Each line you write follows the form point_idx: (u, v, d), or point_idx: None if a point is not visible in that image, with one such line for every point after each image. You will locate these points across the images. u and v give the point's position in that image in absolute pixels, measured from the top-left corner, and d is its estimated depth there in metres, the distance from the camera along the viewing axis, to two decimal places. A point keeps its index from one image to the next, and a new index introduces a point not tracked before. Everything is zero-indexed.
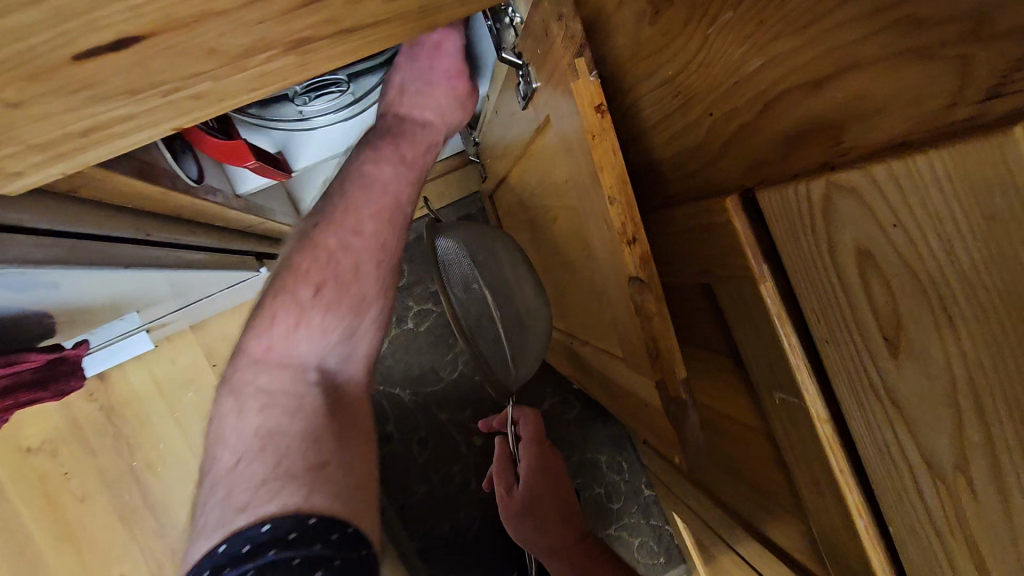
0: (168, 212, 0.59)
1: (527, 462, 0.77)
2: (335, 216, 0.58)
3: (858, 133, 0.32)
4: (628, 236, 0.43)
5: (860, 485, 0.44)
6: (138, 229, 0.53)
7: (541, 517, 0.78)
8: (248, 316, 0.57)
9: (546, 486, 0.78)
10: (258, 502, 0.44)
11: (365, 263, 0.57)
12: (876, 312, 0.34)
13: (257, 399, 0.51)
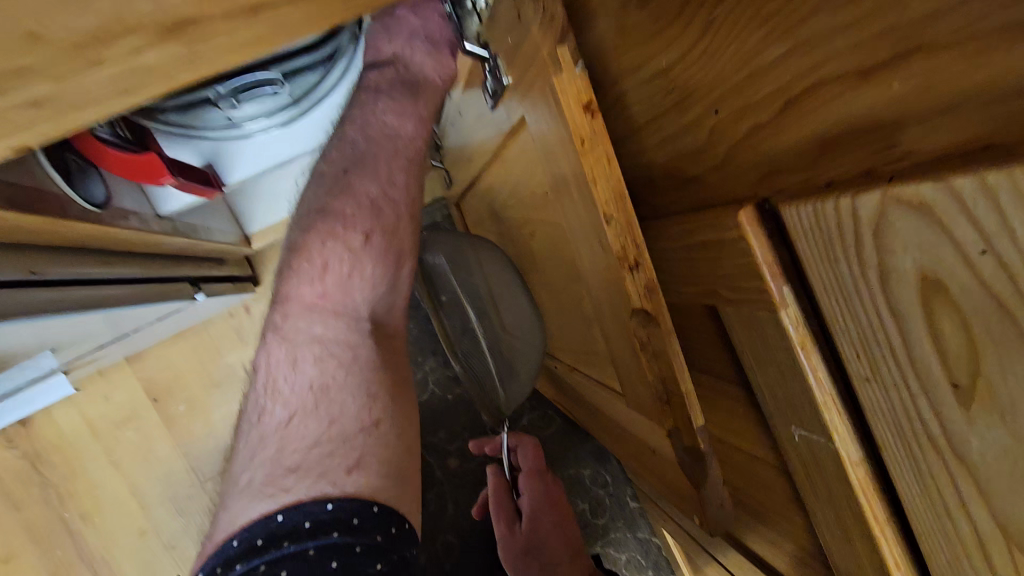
0: (65, 245, 0.48)
1: (529, 496, 0.70)
2: (370, 162, 0.54)
3: (921, 136, 0.25)
4: (630, 260, 0.36)
5: (903, 539, 0.38)
6: (25, 269, 0.43)
7: (548, 557, 0.70)
8: (283, 260, 0.52)
9: (550, 522, 0.71)
10: (316, 467, 0.42)
11: (406, 213, 0.55)
12: (943, 353, 0.27)
13: (311, 349, 0.48)
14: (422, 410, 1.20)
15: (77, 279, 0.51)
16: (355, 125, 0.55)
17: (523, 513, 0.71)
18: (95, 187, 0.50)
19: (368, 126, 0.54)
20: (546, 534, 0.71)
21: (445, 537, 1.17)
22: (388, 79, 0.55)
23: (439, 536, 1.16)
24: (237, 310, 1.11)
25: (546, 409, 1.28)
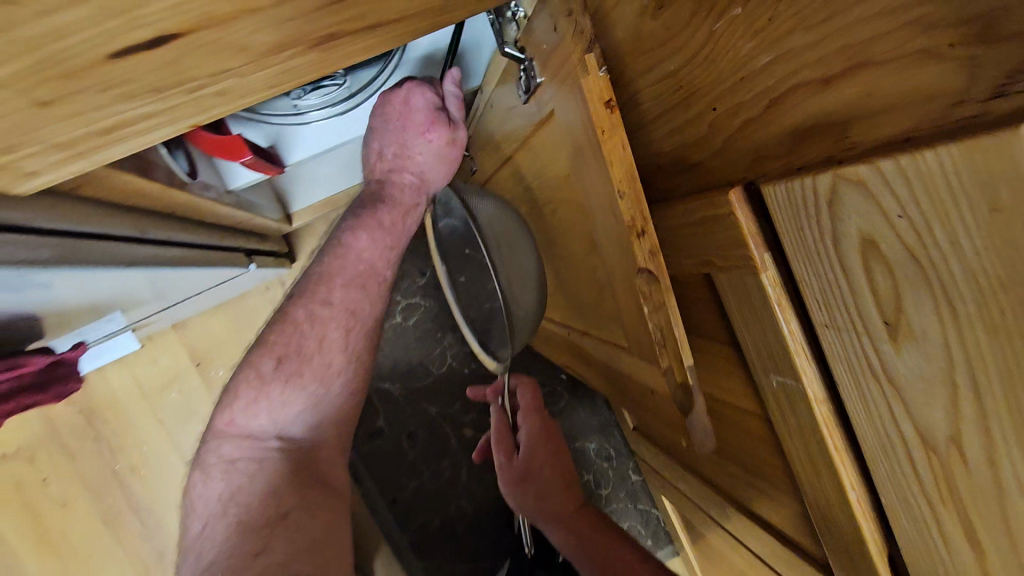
0: (163, 210, 0.58)
1: (528, 429, 0.76)
2: (305, 297, 0.71)
3: (864, 130, 0.33)
4: (638, 228, 0.44)
5: (853, 461, 0.47)
6: (136, 226, 0.53)
7: (542, 484, 0.77)
8: (219, 401, 0.69)
9: (547, 456, 0.76)
10: (221, 560, 0.53)
11: (325, 337, 0.69)
12: (878, 297, 0.35)
13: (221, 468, 0.62)
14: (440, 381, 1.29)
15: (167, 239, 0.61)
16: (328, 251, 0.74)
17: (522, 446, 0.76)
18: (182, 159, 0.59)
19: (323, 261, 0.73)
20: (543, 466, 0.76)
21: (458, 501, 1.27)
22: (369, 197, 0.75)
23: (453, 500, 1.27)
24: (274, 284, 1.20)
25: (556, 385, 1.34)
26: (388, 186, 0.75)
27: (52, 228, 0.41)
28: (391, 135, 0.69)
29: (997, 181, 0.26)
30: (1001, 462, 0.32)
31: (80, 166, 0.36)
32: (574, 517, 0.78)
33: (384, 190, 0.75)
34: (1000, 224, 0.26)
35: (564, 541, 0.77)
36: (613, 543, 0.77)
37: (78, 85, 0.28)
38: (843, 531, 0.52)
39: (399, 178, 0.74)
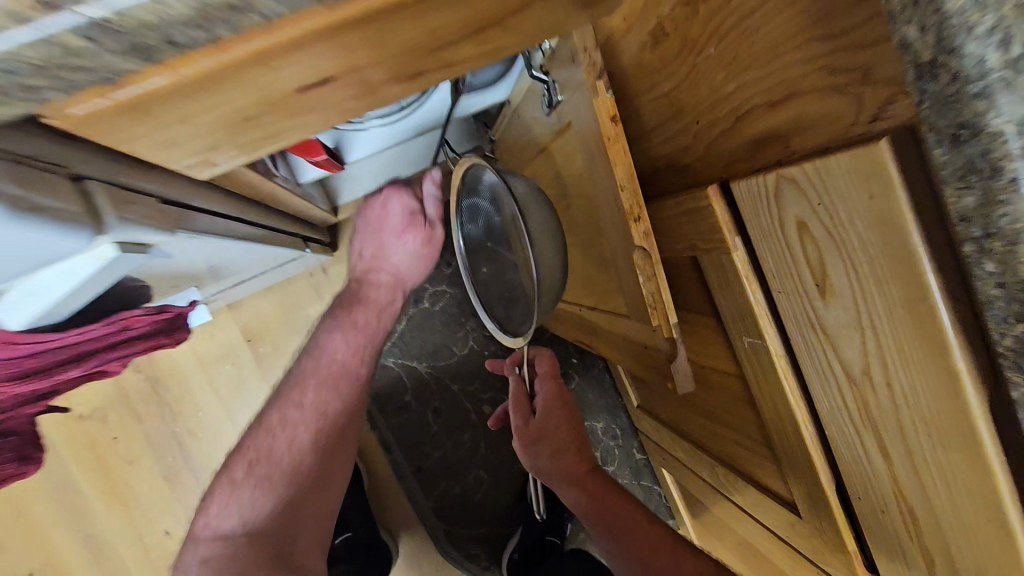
0: (262, 200, 0.72)
1: (544, 394, 0.82)
2: (284, 397, 0.80)
3: (799, 142, 0.45)
4: (635, 214, 0.56)
5: (805, 403, 0.59)
6: (248, 212, 0.67)
7: (557, 443, 0.83)
8: (198, 507, 0.76)
9: (561, 419, 0.82)
10: None
11: (299, 434, 0.77)
12: (811, 266, 0.48)
13: (197, 567, 0.68)
14: (462, 362, 1.39)
15: (262, 225, 0.76)
16: (307, 357, 0.83)
17: (538, 410, 0.82)
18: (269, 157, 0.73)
19: (304, 361, 0.83)
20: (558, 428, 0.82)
21: (476, 471, 1.40)
22: (349, 297, 0.88)
23: (472, 470, 1.40)
24: (316, 269, 1.30)
25: (568, 369, 1.43)
26: (365, 290, 0.87)
27: (212, 207, 0.55)
28: (371, 239, 0.88)
29: (872, 178, 0.38)
30: (895, 384, 0.44)
31: (254, 157, 0.46)
32: (590, 478, 0.84)
33: (362, 291, 0.87)
34: (877, 207, 0.38)
35: (577, 498, 0.83)
36: (620, 500, 0.83)
37: (266, 116, 0.38)
38: (801, 465, 0.64)
39: (377, 280, 0.87)
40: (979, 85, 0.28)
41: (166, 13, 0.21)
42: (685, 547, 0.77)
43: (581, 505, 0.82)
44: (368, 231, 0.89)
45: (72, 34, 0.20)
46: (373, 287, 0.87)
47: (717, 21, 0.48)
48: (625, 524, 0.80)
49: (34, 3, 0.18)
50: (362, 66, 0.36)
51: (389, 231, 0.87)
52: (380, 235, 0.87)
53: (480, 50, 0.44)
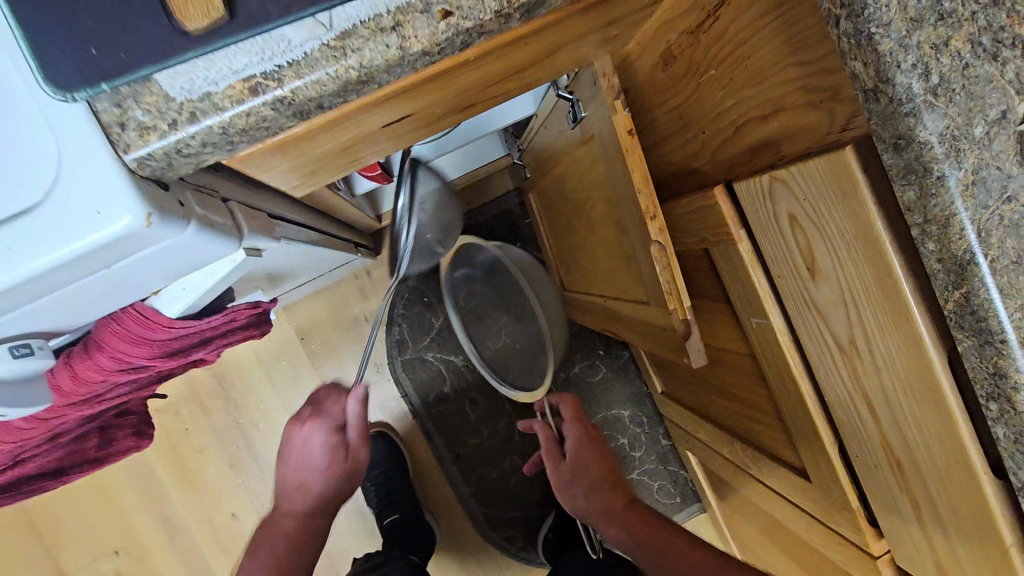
0: (330, 212, 0.84)
1: (573, 430, 0.85)
2: None
3: (786, 148, 0.54)
4: (650, 214, 0.65)
5: (808, 375, 0.67)
6: (322, 223, 0.78)
7: (592, 479, 0.81)
8: None
9: (592, 452, 0.83)
10: None
11: None
12: (803, 253, 0.56)
13: None
14: None
15: (331, 234, 0.87)
16: None
17: (568, 452, 0.83)
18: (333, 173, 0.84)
19: None
20: (591, 463, 0.82)
21: (512, 458, 1.49)
22: (263, 543, 0.72)
23: (508, 456, 1.49)
24: (361, 274, 1.42)
25: (595, 360, 1.51)
26: (281, 529, 0.72)
27: (302, 222, 0.67)
28: (290, 470, 0.72)
29: (842, 178, 0.46)
30: (876, 352, 0.52)
31: (337, 177, 0.57)
32: (628, 514, 0.80)
33: (277, 531, 0.72)
34: (849, 201, 0.47)
35: (617, 534, 0.79)
36: (665, 534, 0.78)
37: (357, 148, 0.48)
38: (808, 433, 0.71)
39: (295, 515, 0.72)
40: (909, 106, 0.37)
41: (323, 89, 0.31)
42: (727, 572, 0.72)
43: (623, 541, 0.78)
44: (286, 459, 0.73)
45: (265, 106, 0.31)
46: (291, 521, 0.72)
47: (714, 48, 0.57)
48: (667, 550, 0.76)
49: (245, 91, 0.30)
50: (428, 107, 0.46)
51: (309, 459, 0.72)
52: (301, 459, 0.72)
53: (517, 84, 0.54)
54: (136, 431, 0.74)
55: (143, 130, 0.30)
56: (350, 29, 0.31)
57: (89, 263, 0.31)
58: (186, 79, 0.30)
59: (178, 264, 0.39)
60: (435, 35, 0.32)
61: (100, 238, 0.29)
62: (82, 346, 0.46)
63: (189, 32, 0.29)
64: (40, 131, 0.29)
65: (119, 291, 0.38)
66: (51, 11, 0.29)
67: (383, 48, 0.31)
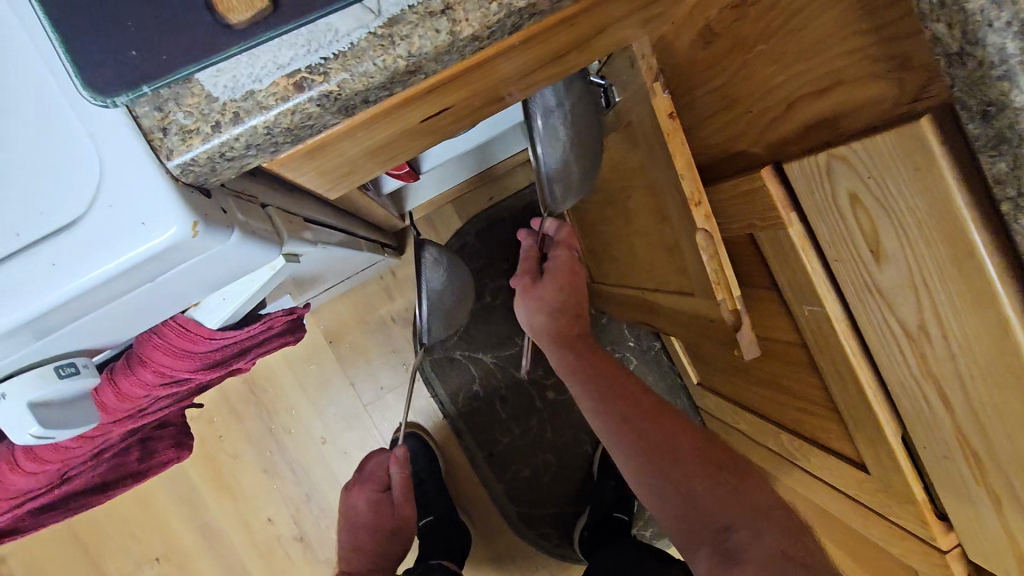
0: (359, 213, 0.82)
1: (559, 256, 0.84)
2: None
3: (845, 124, 0.51)
4: (696, 200, 0.62)
5: (868, 363, 0.63)
6: (352, 225, 0.77)
7: (555, 305, 0.83)
8: None
9: (570, 278, 0.83)
10: None
11: None
12: (865, 235, 0.53)
13: None
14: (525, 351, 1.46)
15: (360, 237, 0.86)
16: None
17: (551, 271, 0.84)
18: None
19: None
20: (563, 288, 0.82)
21: (544, 455, 1.47)
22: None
23: (541, 453, 1.47)
24: (386, 274, 1.41)
25: (625, 352, 1.47)
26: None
27: (334, 224, 0.65)
28: (353, 534, 0.84)
29: (915, 150, 0.43)
30: (953, 338, 0.49)
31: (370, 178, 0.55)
32: (578, 344, 0.83)
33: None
34: (924, 177, 0.44)
35: (564, 359, 0.83)
36: (613, 368, 0.81)
37: (397, 143, 0.46)
38: (866, 424, 0.68)
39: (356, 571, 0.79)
40: (1002, 70, 0.33)
41: (370, 82, 0.29)
42: (670, 416, 0.73)
43: (569, 364, 0.82)
44: (349, 527, 0.85)
45: (310, 102, 0.29)
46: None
47: (764, 21, 0.54)
48: (614, 384, 0.77)
49: (290, 88, 0.28)
50: (470, 99, 0.44)
51: (366, 520, 0.84)
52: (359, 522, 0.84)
53: (558, 70, 0.51)
54: (175, 442, 0.73)
55: (186, 134, 0.28)
56: (398, 14, 0.29)
57: (134, 277, 0.29)
58: (231, 76, 0.28)
59: (220, 274, 0.38)
60: (487, 17, 0.30)
61: (146, 250, 0.27)
62: (125, 360, 0.44)
63: (233, 26, 0.26)
64: (82, 142, 0.28)
65: (162, 305, 0.37)
66: (80, 9, 0.27)
67: (433, 34, 0.29)
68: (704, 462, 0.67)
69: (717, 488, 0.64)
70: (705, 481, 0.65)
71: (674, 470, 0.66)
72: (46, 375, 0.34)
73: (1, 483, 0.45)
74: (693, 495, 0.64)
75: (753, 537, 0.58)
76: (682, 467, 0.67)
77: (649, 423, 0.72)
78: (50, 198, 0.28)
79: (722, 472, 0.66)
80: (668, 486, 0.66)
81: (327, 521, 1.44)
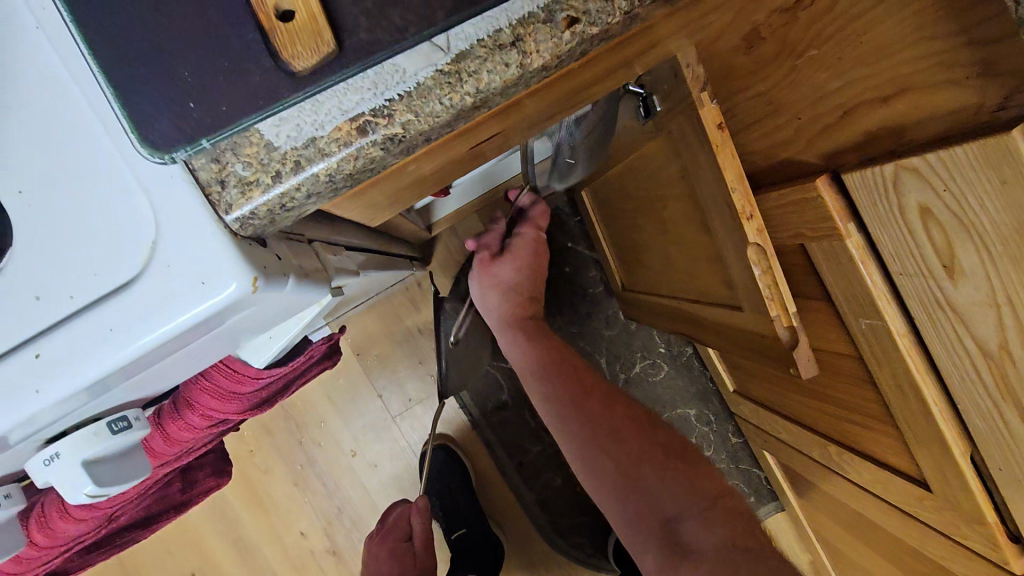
0: (391, 232, 0.80)
1: (523, 238, 0.92)
2: None
3: (916, 133, 0.48)
4: (747, 213, 0.59)
5: (934, 379, 0.60)
6: (384, 245, 0.74)
7: (510, 283, 0.90)
8: None
9: (528, 260, 0.92)
10: None
11: None
12: (936, 249, 0.50)
13: None
14: None
15: (391, 254, 0.84)
16: None
17: (512, 250, 0.92)
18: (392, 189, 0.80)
19: None
20: (519, 268, 0.91)
21: None
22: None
23: None
24: (412, 285, 1.39)
25: (656, 358, 1.43)
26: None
27: (368, 247, 0.63)
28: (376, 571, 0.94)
29: (1003, 163, 0.40)
30: None
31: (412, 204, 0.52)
32: (528, 326, 0.87)
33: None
34: (1013, 191, 0.41)
35: (515, 338, 0.85)
36: (561, 346, 0.85)
37: (443, 171, 0.44)
38: (929, 441, 0.65)
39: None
40: None
41: (436, 122, 0.28)
42: (620, 401, 0.75)
43: (519, 343, 0.85)
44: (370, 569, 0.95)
45: (373, 146, 0.27)
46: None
47: (820, 25, 0.50)
48: (568, 371, 0.79)
49: (354, 133, 0.27)
50: (519, 122, 0.42)
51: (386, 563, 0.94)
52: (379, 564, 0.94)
53: (605, 85, 0.48)
54: (215, 470, 0.73)
55: (246, 186, 0.27)
56: (467, 50, 0.27)
57: (190, 336, 0.28)
58: (293, 125, 0.27)
59: (270, 318, 0.36)
60: (559, 47, 0.28)
61: (205, 312, 0.26)
62: (172, 403, 0.43)
63: (297, 73, 0.26)
64: (136, 197, 0.26)
65: (212, 353, 0.35)
66: (144, 63, 0.26)
67: (502, 68, 0.28)
68: (648, 448, 0.69)
69: (662, 470, 0.67)
70: (652, 465, 0.68)
71: (625, 458, 0.68)
72: (100, 431, 0.33)
73: (50, 533, 0.43)
74: (645, 483, 0.66)
75: (700, 530, 0.61)
76: (632, 455, 0.68)
77: (600, 409, 0.73)
78: (107, 257, 0.26)
79: (671, 459, 0.68)
80: (615, 476, 0.67)
81: (358, 533, 1.43)
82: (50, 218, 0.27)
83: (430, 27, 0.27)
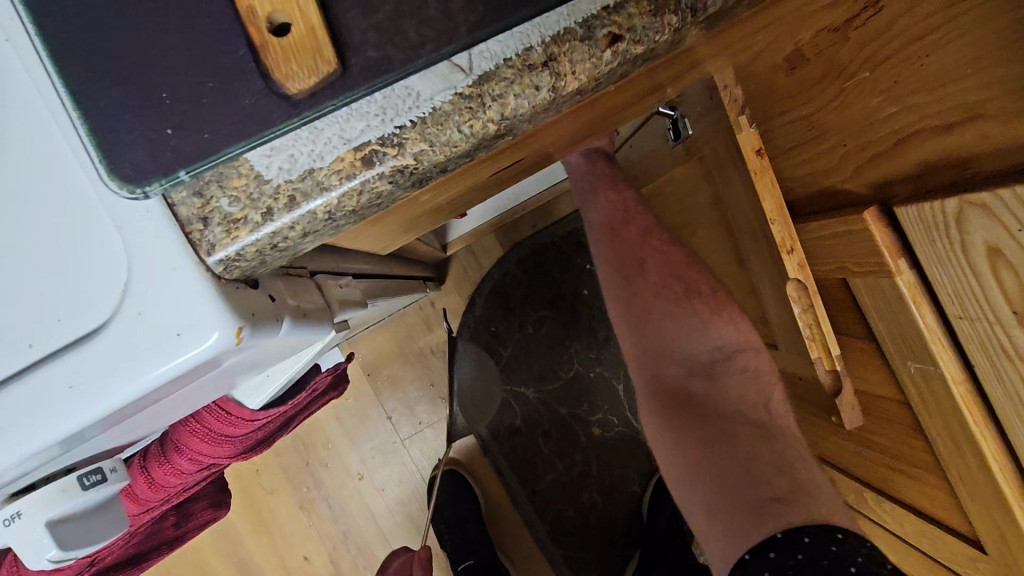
0: (405, 256, 0.77)
1: None
2: None
3: (984, 164, 0.43)
4: (788, 246, 0.54)
5: (999, 438, 0.53)
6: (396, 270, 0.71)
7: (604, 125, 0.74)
8: None
9: None
10: None
11: None
12: (1006, 294, 0.44)
13: None
14: (569, 384, 1.38)
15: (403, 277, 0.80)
16: None
17: None
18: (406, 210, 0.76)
19: None
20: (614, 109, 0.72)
21: (590, 494, 1.38)
22: None
23: (585, 493, 1.38)
24: (425, 304, 1.36)
25: None
26: None
27: (378, 274, 0.60)
28: None
29: None
30: None
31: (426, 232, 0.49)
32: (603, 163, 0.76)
33: None
34: None
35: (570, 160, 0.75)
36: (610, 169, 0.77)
37: (462, 198, 0.41)
38: (986, 501, 0.58)
39: None
40: None
41: (453, 152, 0.24)
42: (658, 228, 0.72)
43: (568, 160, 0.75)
44: None
45: (381, 179, 0.24)
46: None
47: (875, 45, 0.48)
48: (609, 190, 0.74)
49: (359, 164, 0.24)
50: (544, 147, 0.38)
51: None
52: None
53: (639, 107, 0.44)
54: (212, 502, 0.69)
55: (231, 225, 0.23)
56: (491, 70, 0.24)
57: (165, 389, 0.24)
58: (287, 155, 0.24)
59: (265, 360, 0.33)
60: (598, 68, 0.25)
61: (177, 369, 0.22)
62: (160, 445, 0.40)
63: (291, 95, 0.22)
64: (108, 236, 0.23)
65: (201, 397, 0.32)
66: (119, 80, 0.23)
67: (532, 92, 0.24)
68: (672, 282, 0.69)
69: (683, 311, 0.67)
70: (673, 304, 0.68)
71: (655, 296, 0.68)
72: (68, 487, 0.30)
73: None
74: (667, 325, 0.67)
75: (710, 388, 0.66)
76: (659, 289, 0.68)
77: (632, 239, 0.71)
78: (71, 303, 0.23)
79: (697, 302, 0.68)
80: (632, 301, 0.69)
81: (364, 559, 1.38)
82: (8, 256, 0.24)
83: (450, 43, 0.23)
